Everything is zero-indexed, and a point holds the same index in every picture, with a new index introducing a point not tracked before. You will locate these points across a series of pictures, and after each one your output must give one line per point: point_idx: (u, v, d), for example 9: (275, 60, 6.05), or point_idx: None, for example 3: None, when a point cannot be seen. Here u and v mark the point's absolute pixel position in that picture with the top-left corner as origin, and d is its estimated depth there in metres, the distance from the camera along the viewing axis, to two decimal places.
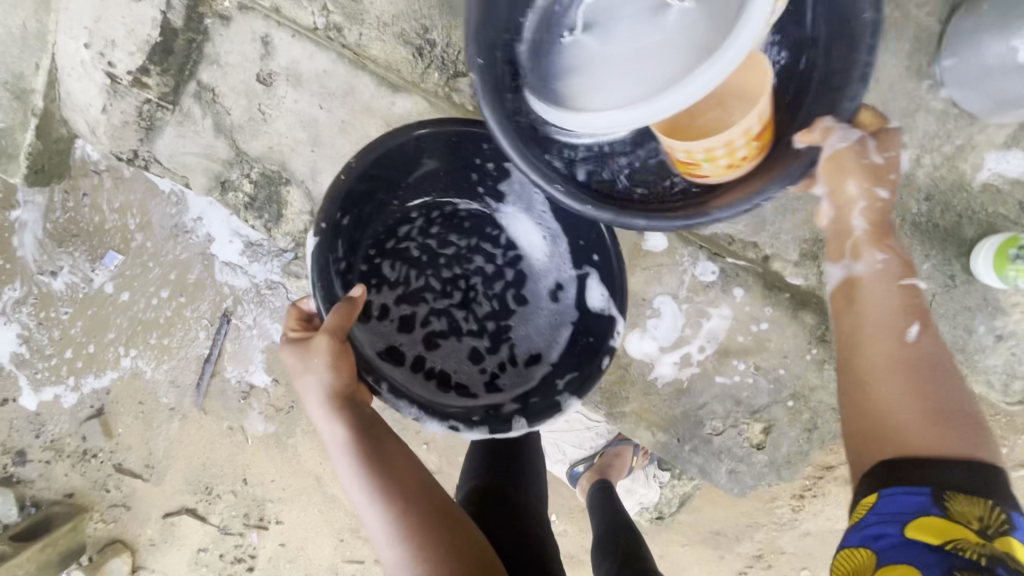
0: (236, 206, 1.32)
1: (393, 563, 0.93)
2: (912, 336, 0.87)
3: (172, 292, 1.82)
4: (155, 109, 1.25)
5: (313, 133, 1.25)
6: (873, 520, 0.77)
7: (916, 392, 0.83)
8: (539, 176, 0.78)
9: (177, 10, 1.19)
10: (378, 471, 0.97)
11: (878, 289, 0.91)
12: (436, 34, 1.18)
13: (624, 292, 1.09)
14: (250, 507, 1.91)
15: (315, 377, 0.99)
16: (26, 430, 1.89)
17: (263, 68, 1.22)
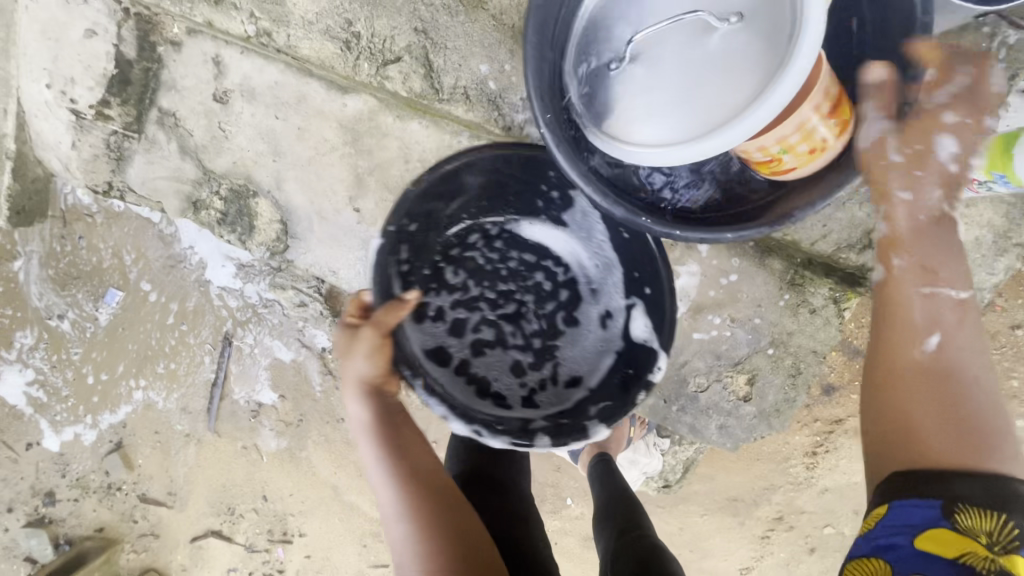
0: (210, 222, 1.40)
1: (398, 540, 0.95)
2: (932, 344, 0.79)
3: (173, 321, 1.87)
4: (122, 139, 1.31)
5: (273, 144, 1.29)
6: (882, 533, 0.72)
7: (938, 392, 0.77)
8: (628, 213, 0.85)
9: (129, 42, 1.24)
10: (396, 457, 0.99)
11: (910, 291, 0.82)
12: (359, 26, 1.17)
13: (670, 327, 1.06)
14: (272, 523, 1.95)
15: (354, 364, 0.99)
16: (52, 471, 1.95)
17: (218, 87, 1.27)
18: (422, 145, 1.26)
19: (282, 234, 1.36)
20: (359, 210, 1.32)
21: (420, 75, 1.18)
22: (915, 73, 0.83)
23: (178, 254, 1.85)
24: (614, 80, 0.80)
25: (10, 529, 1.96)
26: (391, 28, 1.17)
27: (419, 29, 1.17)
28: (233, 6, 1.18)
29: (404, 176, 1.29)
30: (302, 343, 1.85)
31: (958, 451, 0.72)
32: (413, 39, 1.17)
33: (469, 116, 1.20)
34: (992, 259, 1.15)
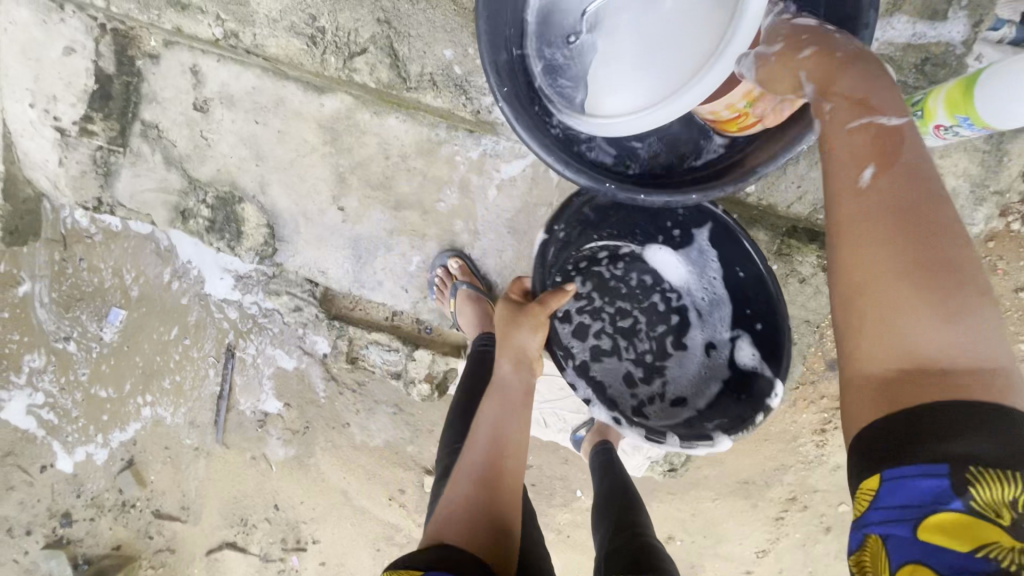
0: (199, 231, 1.40)
1: (456, 494, 1.01)
2: (866, 181, 0.63)
3: (175, 335, 1.89)
4: (108, 154, 1.33)
5: (256, 149, 1.31)
6: (882, 520, 0.56)
7: (901, 243, 0.60)
8: (591, 180, 0.86)
9: (107, 57, 1.25)
10: (506, 425, 1.08)
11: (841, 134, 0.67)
12: (324, 21, 1.18)
13: (781, 361, 1.08)
14: (286, 532, 1.96)
15: (529, 330, 1.13)
16: (67, 492, 1.97)
17: (197, 96, 1.29)
18: (400, 139, 1.28)
19: (270, 237, 1.37)
20: (343, 209, 1.33)
21: (386, 64, 1.19)
22: (867, 17, 0.83)
23: (175, 269, 1.87)
24: (579, 57, 0.87)
25: (29, 552, 1.98)
26: (354, 21, 1.17)
27: (382, 19, 1.17)
28: (199, 10, 1.19)
29: (385, 172, 1.30)
30: (303, 349, 1.87)
31: (917, 329, 0.58)
32: (376, 30, 1.18)
33: (438, 102, 1.21)
34: (972, 210, 1.18)
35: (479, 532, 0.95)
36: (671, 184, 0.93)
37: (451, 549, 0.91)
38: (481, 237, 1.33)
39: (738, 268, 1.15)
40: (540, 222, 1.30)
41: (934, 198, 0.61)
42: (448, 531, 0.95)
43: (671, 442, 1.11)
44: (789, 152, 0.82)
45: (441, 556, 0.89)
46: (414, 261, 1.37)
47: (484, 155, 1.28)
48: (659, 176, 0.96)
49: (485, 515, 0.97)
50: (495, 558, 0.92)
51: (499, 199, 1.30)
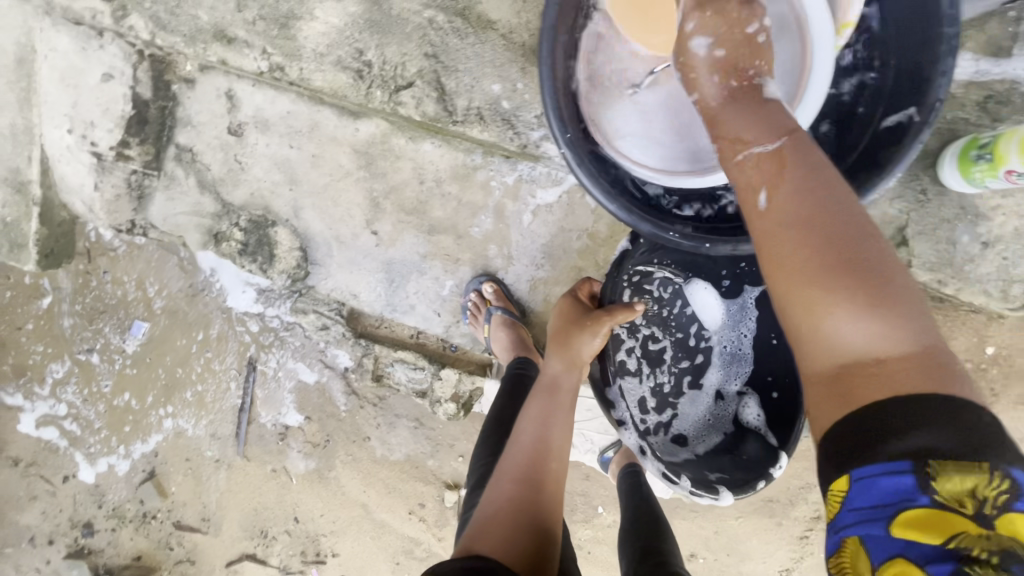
0: (230, 255, 1.38)
1: (498, 494, 0.99)
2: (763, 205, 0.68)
3: (197, 348, 1.90)
4: (142, 177, 1.33)
5: (289, 173, 1.31)
6: (858, 519, 0.53)
7: (810, 243, 0.63)
8: (654, 226, 0.90)
9: (143, 83, 1.25)
10: (552, 426, 1.07)
11: (746, 164, 0.72)
12: (371, 55, 1.19)
13: (785, 426, 1.15)
14: (305, 544, 1.96)
15: (589, 335, 1.11)
16: (88, 502, 1.98)
17: (232, 121, 1.29)
18: (435, 165, 1.27)
19: (302, 260, 1.36)
20: (376, 233, 1.33)
21: (433, 98, 1.20)
22: (943, 66, 0.86)
23: (201, 282, 1.87)
24: (639, 109, 0.94)
25: (51, 561, 1.99)
26: (401, 55, 1.19)
27: (430, 54, 1.19)
28: (246, 44, 1.20)
29: (420, 196, 1.30)
30: (324, 363, 1.87)
31: (843, 328, 0.59)
32: (424, 64, 1.19)
33: (484, 136, 1.21)
34: None
35: (514, 545, 0.91)
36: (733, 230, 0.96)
37: (484, 560, 0.88)
38: (515, 262, 1.32)
39: (774, 335, 1.22)
40: (577, 248, 1.29)
41: (837, 193, 0.65)
42: (482, 539, 0.93)
43: (683, 485, 1.13)
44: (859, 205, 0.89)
45: (471, 567, 0.86)
46: (447, 285, 1.36)
47: (520, 180, 1.27)
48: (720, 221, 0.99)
49: (521, 525, 0.94)
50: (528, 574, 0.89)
51: (534, 224, 1.29)
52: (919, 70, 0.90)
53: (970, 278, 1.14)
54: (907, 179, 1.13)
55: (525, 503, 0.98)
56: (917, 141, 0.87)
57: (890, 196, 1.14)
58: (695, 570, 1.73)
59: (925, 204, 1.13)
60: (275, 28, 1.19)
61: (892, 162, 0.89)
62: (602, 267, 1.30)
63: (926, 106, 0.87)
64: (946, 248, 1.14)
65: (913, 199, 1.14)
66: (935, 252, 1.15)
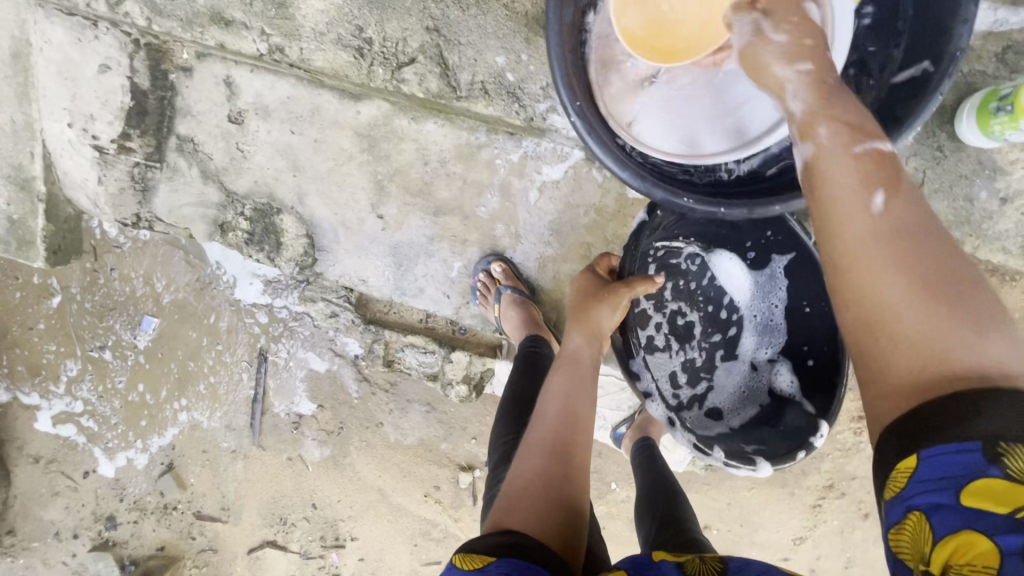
0: (237, 244, 1.39)
1: (524, 470, 0.98)
2: (880, 207, 0.61)
3: (208, 341, 1.90)
4: (145, 170, 1.32)
5: (292, 159, 1.31)
6: (927, 493, 0.52)
7: (920, 256, 0.58)
8: (667, 192, 0.89)
9: (141, 72, 1.24)
10: (576, 400, 1.06)
11: (840, 167, 0.65)
12: (371, 32, 1.19)
13: (825, 395, 1.12)
14: (324, 529, 1.99)
15: (606, 309, 1.13)
16: (110, 496, 2.01)
17: (232, 108, 1.28)
18: (439, 145, 1.26)
19: (310, 247, 1.36)
20: (383, 217, 1.33)
21: (436, 74, 1.19)
22: (965, 13, 0.83)
23: (208, 276, 1.88)
24: (657, 99, 0.99)
25: (77, 555, 2.03)
26: (402, 30, 1.19)
27: (430, 28, 1.18)
28: (244, 26, 1.20)
29: (424, 177, 1.29)
30: (334, 351, 1.88)
31: (940, 339, 0.55)
32: (425, 38, 1.18)
33: (490, 110, 1.21)
34: None
35: (544, 520, 0.89)
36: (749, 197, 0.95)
37: (517, 536, 0.85)
38: (523, 241, 1.32)
39: (807, 304, 1.17)
40: (585, 224, 1.28)
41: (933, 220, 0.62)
42: (510, 516, 0.90)
43: (717, 457, 1.15)
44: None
45: (507, 543, 0.83)
46: (455, 267, 1.36)
47: (525, 158, 1.26)
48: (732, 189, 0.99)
49: (551, 500, 0.93)
50: (561, 551, 0.87)
51: (541, 201, 1.28)
52: (938, 19, 0.88)
53: (987, 236, 1.13)
54: (923, 137, 1.10)
55: (553, 478, 0.96)
56: (938, 93, 0.84)
57: (906, 156, 1.11)
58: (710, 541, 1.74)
59: (943, 160, 1.10)
60: (272, 8, 1.19)
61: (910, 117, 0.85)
62: (611, 241, 1.29)
63: (945, 57, 0.85)
64: (964, 206, 1.12)
65: (930, 157, 1.11)
66: (954, 209, 1.13)
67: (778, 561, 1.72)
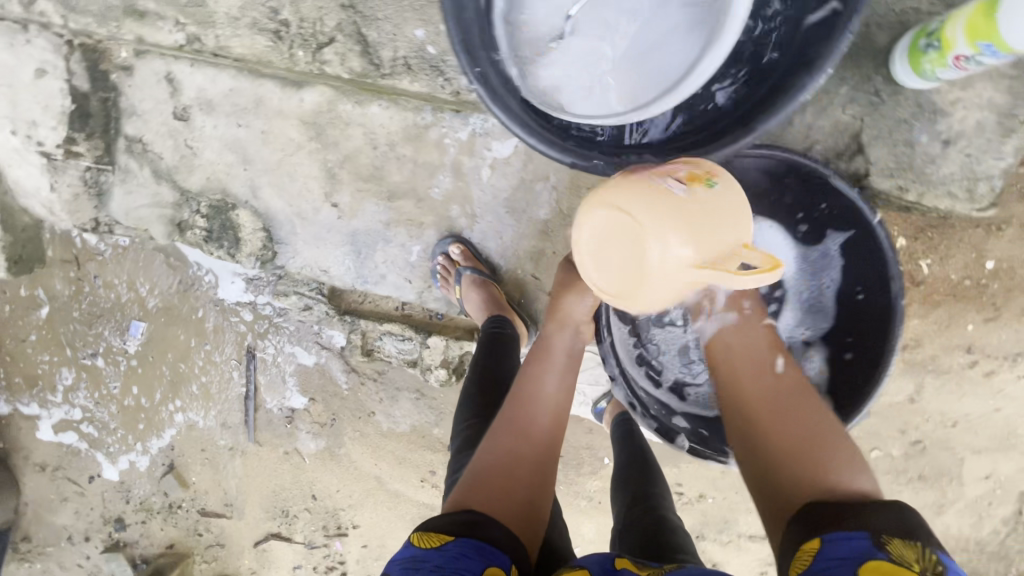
0: (196, 242, 1.38)
1: (490, 447, 0.93)
2: (781, 368, 0.91)
3: (196, 343, 1.89)
4: (97, 174, 1.31)
5: (242, 153, 1.29)
6: (831, 563, 0.67)
7: (803, 416, 0.85)
8: (575, 156, 0.77)
9: (79, 75, 1.22)
10: (549, 384, 1.00)
11: (749, 335, 0.96)
12: (287, 13, 1.17)
13: (857, 396, 1.04)
14: (326, 519, 1.99)
15: (577, 296, 1.04)
16: (117, 498, 2.04)
17: (177, 105, 1.27)
18: (386, 127, 1.24)
19: (268, 241, 1.36)
20: (337, 205, 1.31)
21: (357, 52, 1.17)
22: None
23: (189, 277, 1.85)
24: (576, 61, 0.77)
25: (91, 556, 2.07)
26: (317, 9, 1.17)
27: (346, 5, 1.16)
28: (158, 17, 1.18)
29: (375, 162, 1.27)
30: (321, 344, 1.86)
31: (828, 467, 0.78)
32: (342, 16, 1.16)
33: (416, 87, 1.18)
34: (1003, 141, 1.06)
35: (505, 502, 0.86)
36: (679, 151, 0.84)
37: (476, 516, 0.83)
38: (479, 220, 1.30)
39: (861, 289, 1.06)
40: (537, 197, 1.26)
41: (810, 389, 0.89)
42: (471, 494, 0.87)
43: (681, 444, 1.11)
44: (788, 106, 0.75)
45: (465, 522, 0.81)
46: (414, 251, 1.34)
47: (474, 135, 1.23)
48: (663, 143, 0.87)
49: (513, 483, 0.89)
50: (519, 530, 0.85)
51: (493, 178, 1.26)
52: None
53: (932, 181, 1.09)
54: (860, 83, 1.08)
55: (518, 459, 0.92)
56: (848, 32, 0.73)
57: (845, 104, 1.09)
58: (706, 510, 1.73)
59: (881, 105, 1.08)
60: None
61: (821, 58, 0.75)
62: (565, 213, 1.27)
63: None
64: (905, 150, 1.09)
65: (869, 102, 1.09)
66: (895, 155, 1.10)
67: None
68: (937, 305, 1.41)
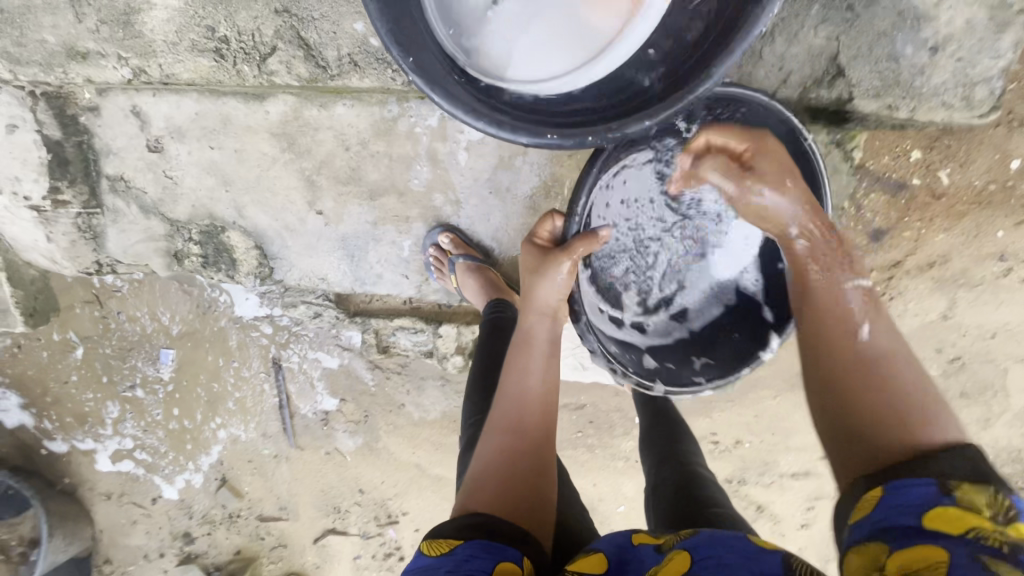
0: (195, 269, 1.40)
1: (487, 449, 0.93)
2: (865, 335, 0.84)
3: (224, 361, 1.90)
4: (89, 218, 1.33)
5: (221, 175, 1.29)
6: (893, 514, 0.62)
7: (887, 376, 0.78)
8: (528, 135, 0.76)
9: (49, 123, 1.23)
10: (534, 375, 1.00)
11: (829, 296, 0.93)
12: (223, 29, 1.13)
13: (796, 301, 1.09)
14: (376, 510, 1.99)
15: (549, 282, 1.05)
16: (180, 516, 2.05)
17: (149, 137, 1.26)
18: (354, 126, 1.22)
19: (262, 258, 1.36)
20: (322, 212, 1.30)
21: (300, 57, 1.14)
22: None
23: (207, 298, 1.85)
24: (518, 28, 0.74)
25: (168, 570, 2.08)
26: (253, 19, 1.12)
27: (279, 10, 1.11)
28: (100, 55, 1.17)
29: (351, 164, 1.25)
30: (342, 346, 1.87)
31: (908, 422, 0.72)
32: (278, 23, 1.12)
33: (366, 83, 1.15)
34: (996, 38, 1.06)
35: (508, 501, 0.84)
36: (640, 103, 0.82)
37: (482, 518, 0.81)
38: (464, 205, 1.28)
39: None
40: (518, 172, 1.23)
41: (908, 353, 0.82)
42: (474, 499, 0.85)
43: (657, 390, 1.13)
44: (742, 43, 0.72)
45: (471, 527, 0.79)
46: (405, 246, 1.33)
47: (444, 119, 1.20)
48: (627, 97, 0.84)
49: (515, 480, 0.87)
50: (529, 527, 0.83)
51: (471, 160, 1.23)
52: None
53: (924, 93, 1.12)
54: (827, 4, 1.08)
55: (515, 457, 0.91)
56: None
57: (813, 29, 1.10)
58: (745, 455, 1.71)
59: (856, 20, 1.08)
60: (119, 28, 1.15)
61: None
62: (549, 184, 1.23)
63: None
64: (891, 65, 1.10)
65: (841, 22, 1.09)
66: (880, 71, 1.11)
67: (817, 461, 1.69)
68: (963, 217, 1.32)
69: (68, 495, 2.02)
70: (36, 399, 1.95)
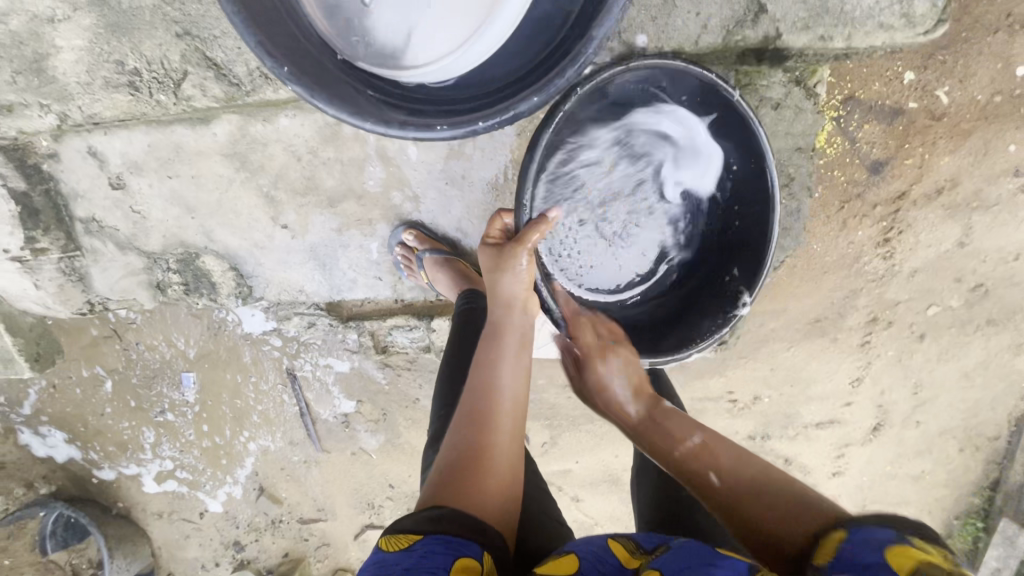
0: (178, 296, 1.43)
1: (453, 441, 0.93)
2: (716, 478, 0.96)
3: (243, 378, 1.85)
4: (71, 261, 1.37)
5: (185, 204, 1.30)
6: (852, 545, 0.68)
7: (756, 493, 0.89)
8: (416, 129, 0.77)
9: (12, 175, 1.25)
10: (502, 368, 1.01)
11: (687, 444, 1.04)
12: (132, 61, 1.14)
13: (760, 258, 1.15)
14: (409, 502, 1.98)
15: (513, 275, 1.05)
16: (227, 525, 2.03)
17: (109, 175, 1.28)
18: (301, 136, 1.22)
19: (238, 278, 1.38)
20: (287, 226, 1.31)
21: (212, 78, 1.15)
22: None
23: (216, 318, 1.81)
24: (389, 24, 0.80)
25: None
26: (158, 47, 1.13)
27: (181, 33, 1.12)
28: (23, 105, 1.18)
29: (305, 174, 1.25)
30: (350, 348, 1.84)
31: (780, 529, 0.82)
32: (182, 46, 1.13)
33: (281, 94, 1.16)
34: None
35: (472, 496, 0.85)
36: (530, 83, 0.83)
37: (442, 508, 0.81)
38: (423, 199, 1.27)
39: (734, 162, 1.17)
40: (469, 159, 1.23)
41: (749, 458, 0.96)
42: (441, 491, 0.86)
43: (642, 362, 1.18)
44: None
45: (433, 517, 0.79)
46: (373, 248, 1.33)
47: None
48: (512, 82, 0.86)
49: (481, 474, 0.88)
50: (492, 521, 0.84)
51: (422, 154, 1.23)
52: None
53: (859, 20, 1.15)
54: None
55: (481, 452, 0.91)
56: None
57: None
58: None
59: None
60: (33, 77, 1.16)
61: None
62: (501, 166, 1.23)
63: None
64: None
65: None
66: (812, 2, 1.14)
67: None
68: (964, 135, 1.24)
69: (124, 518, 2.00)
70: (78, 432, 1.91)
